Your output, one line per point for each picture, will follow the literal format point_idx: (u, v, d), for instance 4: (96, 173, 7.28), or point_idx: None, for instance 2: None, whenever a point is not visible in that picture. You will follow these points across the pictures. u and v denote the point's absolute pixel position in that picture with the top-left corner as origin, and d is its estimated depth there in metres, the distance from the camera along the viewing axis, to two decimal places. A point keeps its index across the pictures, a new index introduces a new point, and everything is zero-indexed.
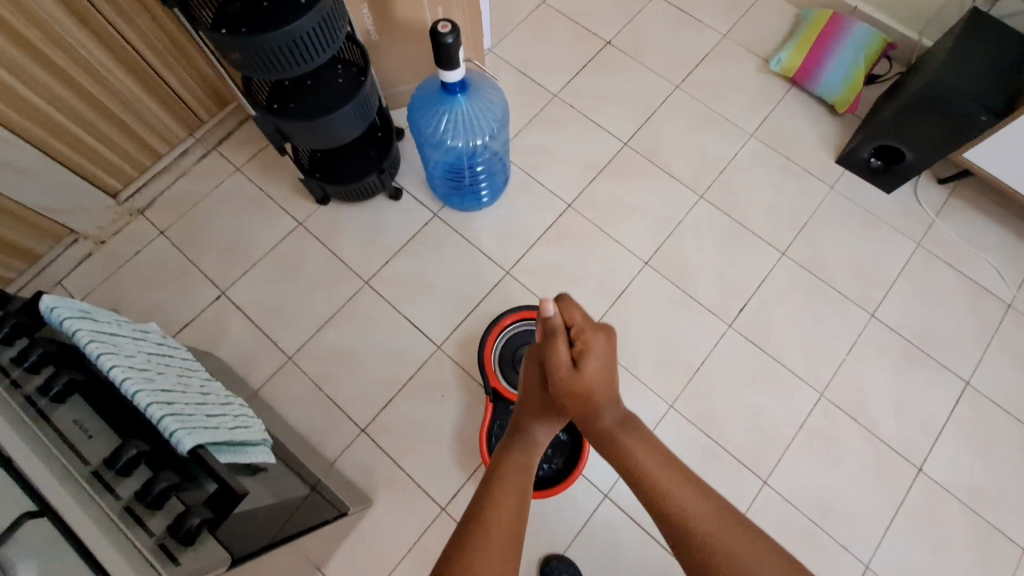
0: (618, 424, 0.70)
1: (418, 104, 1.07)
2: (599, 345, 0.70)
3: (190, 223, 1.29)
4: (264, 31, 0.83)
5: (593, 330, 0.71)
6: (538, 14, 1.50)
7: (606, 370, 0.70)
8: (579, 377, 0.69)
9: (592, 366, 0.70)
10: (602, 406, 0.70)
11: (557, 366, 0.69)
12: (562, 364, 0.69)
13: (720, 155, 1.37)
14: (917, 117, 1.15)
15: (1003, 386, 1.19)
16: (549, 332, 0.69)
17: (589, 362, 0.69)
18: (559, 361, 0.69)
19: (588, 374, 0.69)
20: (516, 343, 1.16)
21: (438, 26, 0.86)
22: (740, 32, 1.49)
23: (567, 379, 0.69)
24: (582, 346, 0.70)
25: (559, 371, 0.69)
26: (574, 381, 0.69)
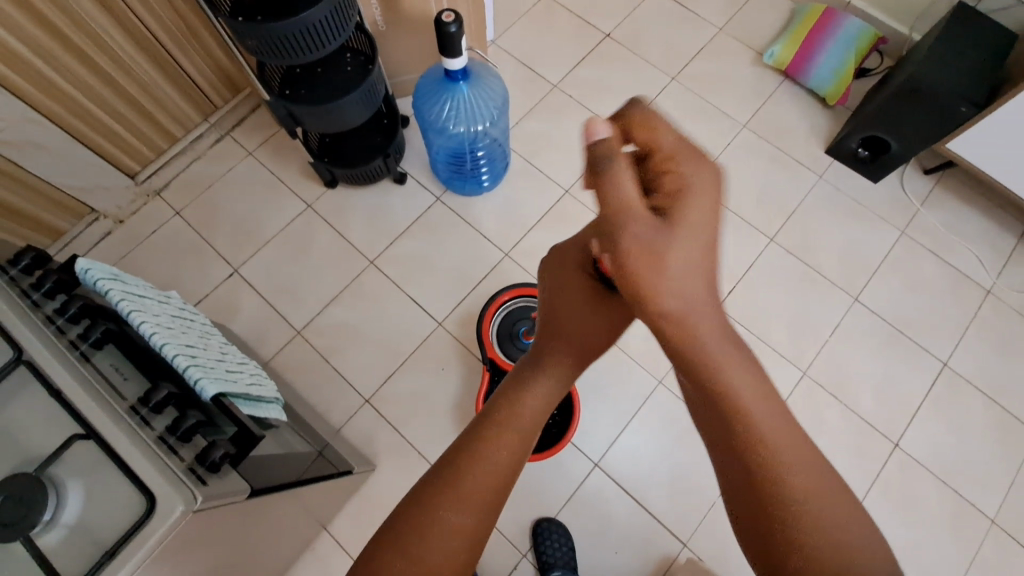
0: (724, 334, 0.48)
1: (422, 92, 1.13)
2: (699, 182, 0.50)
3: (205, 203, 1.36)
4: (278, 19, 0.89)
5: (687, 156, 0.51)
6: (541, 7, 1.56)
7: (701, 250, 0.49)
8: (661, 239, 0.48)
9: (683, 230, 0.49)
10: (687, 292, 0.48)
11: (629, 213, 0.49)
12: (637, 214, 0.49)
13: (713, 145, 1.42)
14: (901, 110, 1.20)
15: (980, 367, 1.24)
16: (606, 164, 0.51)
17: (682, 213, 0.49)
18: (631, 203, 0.49)
19: (672, 242, 0.48)
20: (512, 319, 1.22)
21: (442, 16, 0.91)
22: (736, 26, 1.54)
23: (646, 238, 0.49)
24: (669, 191, 0.51)
25: (635, 222, 0.49)
26: (656, 241, 0.48)
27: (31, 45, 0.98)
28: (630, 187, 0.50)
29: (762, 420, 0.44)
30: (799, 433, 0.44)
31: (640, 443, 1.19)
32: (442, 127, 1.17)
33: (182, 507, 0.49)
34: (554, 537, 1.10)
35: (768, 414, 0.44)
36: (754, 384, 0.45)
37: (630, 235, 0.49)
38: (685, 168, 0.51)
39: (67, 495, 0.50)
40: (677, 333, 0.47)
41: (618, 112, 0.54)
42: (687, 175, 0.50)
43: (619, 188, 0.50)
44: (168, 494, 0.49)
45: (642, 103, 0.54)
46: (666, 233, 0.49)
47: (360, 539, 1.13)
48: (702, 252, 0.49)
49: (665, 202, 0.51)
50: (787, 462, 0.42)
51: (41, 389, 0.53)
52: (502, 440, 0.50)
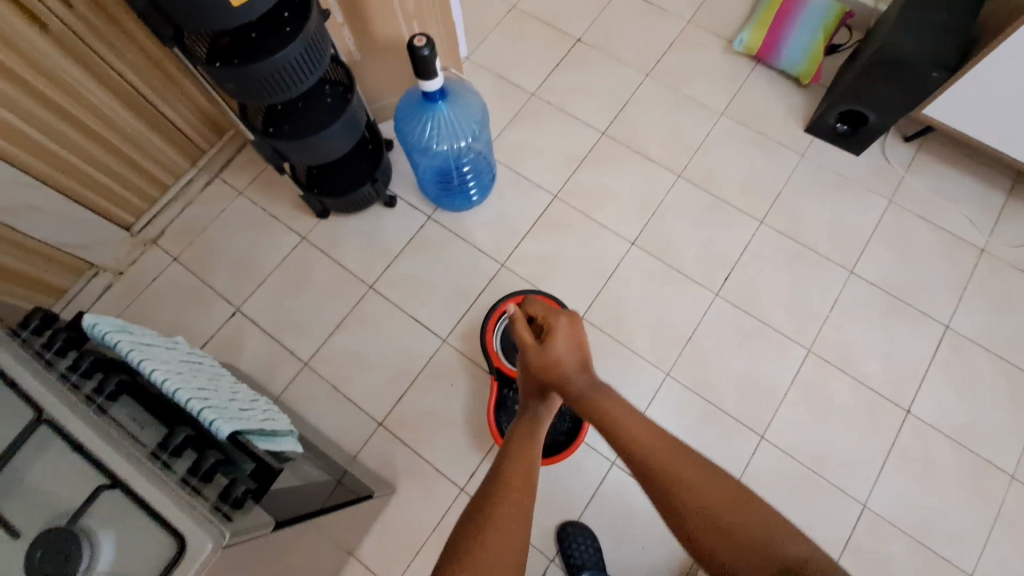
0: (590, 387, 0.79)
1: (403, 115, 1.15)
2: (562, 325, 0.82)
3: (201, 246, 1.38)
4: (256, 60, 0.91)
5: (552, 312, 0.84)
6: (510, 19, 1.58)
7: (572, 346, 0.81)
8: (547, 353, 0.80)
9: (558, 344, 0.81)
10: (572, 376, 0.80)
11: (528, 347, 0.82)
12: (531, 346, 0.82)
13: (694, 136, 1.44)
14: (874, 80, 1.22)
15: (982, 326, 1.25)
16: (515, 327, 0.84)
17: (554, 340, 0.81)
18: (527, 343, 0.82)
19: (556, 351, 0.80)
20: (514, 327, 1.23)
21: (414, 41, 0.94)
22: (703, 17, 1.57)
23: (537, 354, 0.81)
24: (547, 327, 0.83)
25: (530, 351, 0.82)
26: (544, 357, 0.80)
27: (18, 112, 1.00)
28: (524, 338, 0.83)
29: (654, 446, 0.70)
30: (683, 453, 0.69)
31: None
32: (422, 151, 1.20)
33: (211, 544, 0.50)
34: (580, 541, 1.10)
35: (660, 443, 0.70)
36: (644, 422, 0.74)
37: (533, 360, 0.81)
38: (556, 319, 0.83)
39: (98, 546, 0.51)
40: (582, 404, 0.78)
41: (522, 300, 0.89)
42: (556, 321, 0.83)
43: (518, 333, 0.83)
44: (196, 533, 0.50)
45: (531, 298, 0.88)
46: (548, 349, 0.81)
47: (387, 562, 1.14)
48: (573, 356, 0.81)
49: (547, 331, 0.83)
50: (675, 466, 0.67)
51: (62, 444, 0.55)
52: (506, 503, 0.65)
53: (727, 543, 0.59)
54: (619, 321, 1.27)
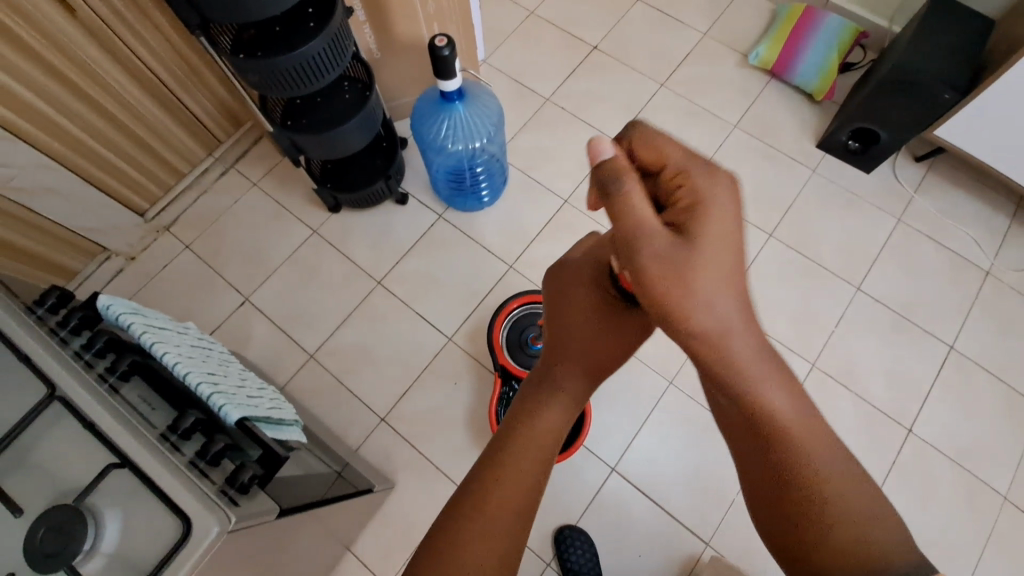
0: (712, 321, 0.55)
1: (418, 114, 1.16)
2: (713, 194, 0.50)
3: (213, 235, 1.39)
4: (278, 54, 0.92)
5: (696, 163, 0.52)
6: (528, 24, 1.60)
7: (722, 243, 0.50)
8: (684, 249, 0.49)
9: (705, 247, 0.49)
10: (717, 306, 0.50)
11: (641, 233, 0.49)
12: (653, 234, 0.50)
13: (706, 147, 1.45)
14: (887, 100, 1.23)
15: (987, 348, 1.25)
16: (612, 182, 0.50)
17: (700, 223, 0.50)
18: (641, 217, 0.50)
19: (692, 257, 0.49)
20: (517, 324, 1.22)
21: (435, 41, 0.95)
22: (719, 30, 1.58)
23: (664, 251, 0.49)
24: (685, 206, 0.51)
25: (652, 241, 0.49)
26: (675, 254, 0.49)
27: (42, 95, 1.02)
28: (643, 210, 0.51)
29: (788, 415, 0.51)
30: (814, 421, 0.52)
31: (656, 444, 1.19)
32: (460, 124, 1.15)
33: (217, 527, 0.50)
34: (576, 544, 1.11)
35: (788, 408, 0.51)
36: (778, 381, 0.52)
37: (652, 260, 0.49)
38: (693, 188, 0.51)
39: (104, 525, 0.52)
40: (706, 357, 0.51)
41: (617, 137, 0.55)
42: (696, 194, 0.51)
43: (634, 208, 0.50)
44: (203, 515, 0.51)
45: (643, 122, 0.54)
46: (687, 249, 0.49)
47: (383, 557, 1.14)
48: (719, 271, 0.49)
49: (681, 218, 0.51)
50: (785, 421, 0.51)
51: (75, 421, 0.55)
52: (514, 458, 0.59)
53: (835, 531, 0.49)
54: None
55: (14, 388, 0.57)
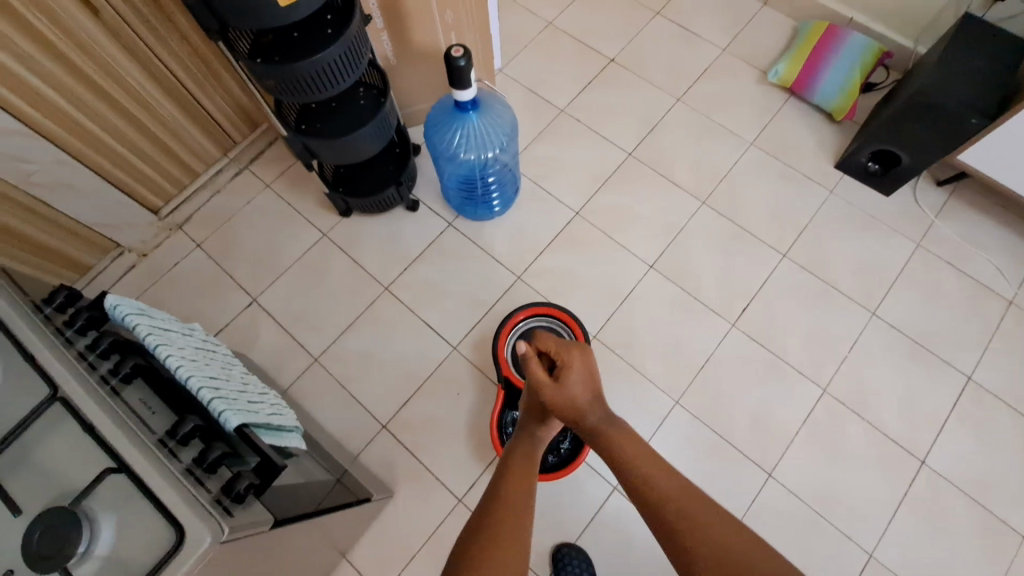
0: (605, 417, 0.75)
1: (432, 122, 1.16)
2: (576, 361, 0.78)
3: (224, 235, 1.40)
4: (295, 60, 0.93)
5: (567, 348, 0.78)
6: (545, 35, 1.60)
7: (587, 386, 0.77)
8: (565, 392, 0.75)
9: (574, 385, 0.76)
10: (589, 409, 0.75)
11: (542, 385, 0.76)
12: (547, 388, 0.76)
13: (721, 163, 1.43)
14: (910, 122, 1.20)
15: (1006, 381, 1.21)
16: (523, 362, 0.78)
17: (569, 377, 0.76)
18: (539, 380, 0.76)
19: (571, 389, 0.76)
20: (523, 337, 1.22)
21: (451, 51, 0.95)
22: (739, 46, 1.57)
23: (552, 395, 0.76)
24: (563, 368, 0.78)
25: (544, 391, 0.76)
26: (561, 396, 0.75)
27: (62, 92, 1.03)
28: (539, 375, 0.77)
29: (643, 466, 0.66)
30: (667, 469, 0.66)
31: None
32: (472, 138, 1.16)
33: (210, 538, 0.50)
34: (575, 563, 1.08)
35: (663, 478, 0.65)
36: (631, 446, 0.70)
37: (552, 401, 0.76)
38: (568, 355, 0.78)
39: (100, 529, 0.51)
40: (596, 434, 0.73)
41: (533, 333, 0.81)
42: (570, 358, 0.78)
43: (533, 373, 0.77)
44: (197, 525, 0.50)
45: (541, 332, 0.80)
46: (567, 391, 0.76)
47: (378, 567, 1.13)
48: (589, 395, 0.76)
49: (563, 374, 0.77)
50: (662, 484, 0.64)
51: (75, 423, 0.55)
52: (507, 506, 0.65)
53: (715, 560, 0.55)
54: (632, 345, 1.26)
55: (18, 387, 0.57)
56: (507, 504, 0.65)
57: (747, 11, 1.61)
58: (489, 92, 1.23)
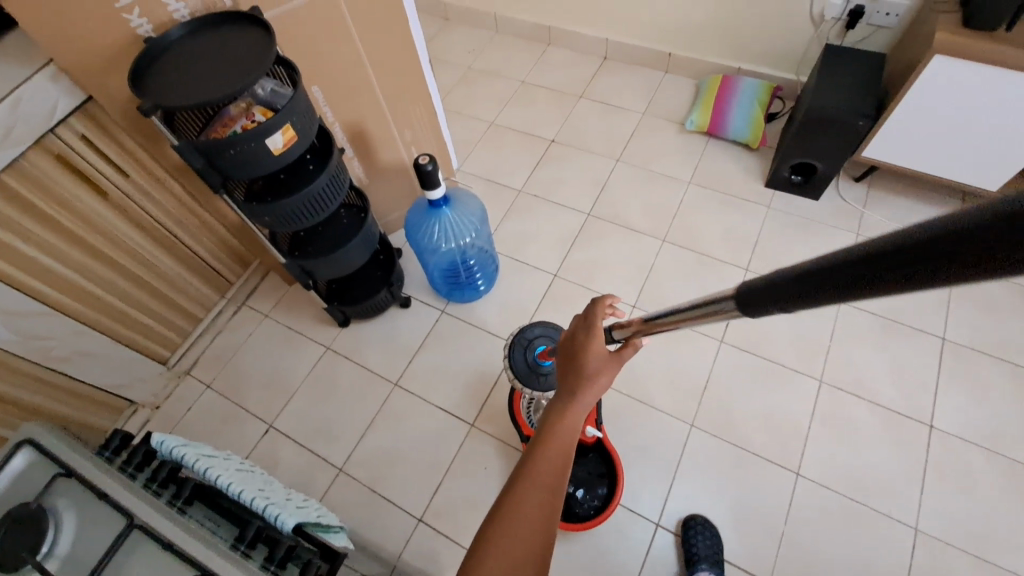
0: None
1: (412, 223, 1.29)
2: None
3: (232, 370, 1.46)
4: (287, 197, 1.06)
5: None
6: (490, 134, 1.86)
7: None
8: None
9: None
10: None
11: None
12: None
13: (669, 204, 1.61)
14: (812, 136, 1.41)
15: (977, 334, 1.31)
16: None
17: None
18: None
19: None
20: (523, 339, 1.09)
21: (418, 160, 1.11)
22: (655, 108, 1.82)
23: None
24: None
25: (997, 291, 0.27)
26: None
27: (74, 268, 1.13)
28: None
29: None
30: None
31: (694, 489, 1.21)
32: (450, 232, 1.31)
33: None
34: (702, 533, 1.12)
35: None
36: None
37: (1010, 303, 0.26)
38: None
39: None
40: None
41: None
42: None
43: None
44: None
45: None
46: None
47: None
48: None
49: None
50: None
51: (153, 548, 0.58)
52: (536, 477, 0.62)
53: None
54: (636, 380, 1.33)
55: (92, 525, 0.61)
56: (526, 478, 0.62)
57: (653, 81, 1.90)
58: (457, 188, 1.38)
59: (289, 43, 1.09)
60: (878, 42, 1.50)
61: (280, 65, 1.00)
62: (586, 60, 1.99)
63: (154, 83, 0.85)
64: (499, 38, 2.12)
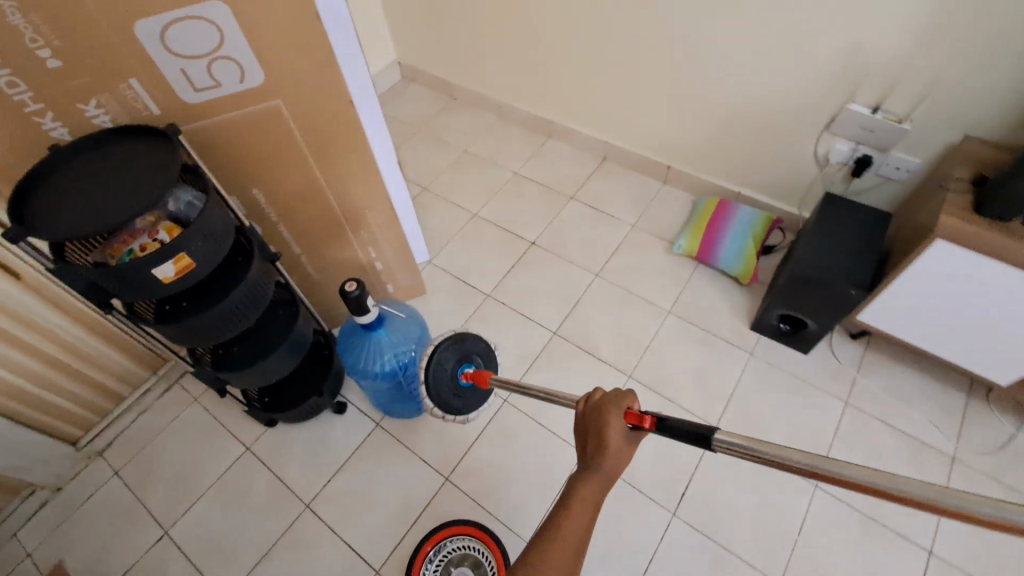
0: None
1: (344, 342, 1.19)
2: None
3: (146, 458, 1.36)
4: (196, 313, 0.98)
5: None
6: (471, 226, 1.77)
7: None
8: None
9: None
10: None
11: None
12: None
13: (643, 335, 1.48)
14: (801, 293, 1.27)
15: (964, 552, 1.15)
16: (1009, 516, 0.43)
17: None
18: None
19: None
20: (448, 349, 0.92)
21: (345, 285, 1.02)
22: (646, 221, 1.72)
23: None
24: None
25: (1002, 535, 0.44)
26: None
27: None
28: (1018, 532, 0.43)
29: None
30: None
31: None
32: (386, 351, 1.18)
33: None
34: None
35: None
36: None
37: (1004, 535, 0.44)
38: None
39: None
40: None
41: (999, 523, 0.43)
42: None
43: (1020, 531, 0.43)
44: None
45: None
46: None
47: None
48: None
49: None
50: None
51: None
52: (554, 556, 0.60)
53: None
54: None
55: None
56: (544, 555, 0.60)
57: (649, 191, 1.80)
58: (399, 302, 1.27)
59: (226, 148, 1.01)
60: (886, 192, 1.37)
61: (199, 177, 0.94)
62: (583, 158, 1.92)
63: (38, 199, 0.79)
64: (501, 123, 2.07)
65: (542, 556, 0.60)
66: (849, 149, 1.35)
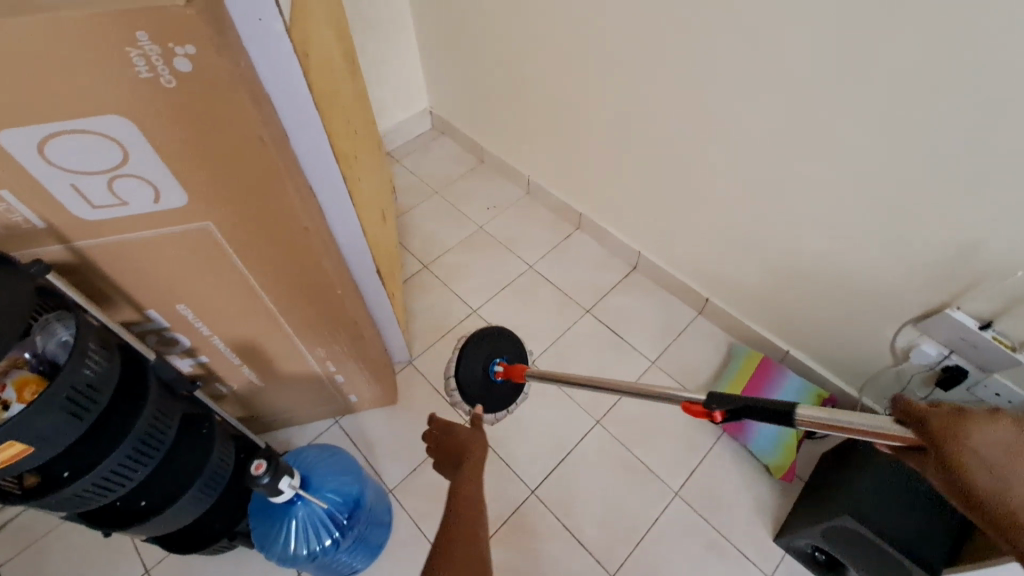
0: None
1: (257, 521, 0.95)
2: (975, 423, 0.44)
3: (33, 558, 1.17)
4: (67, 480, 0.76)
5: (953, 425, 0.45)
6: (467, 324, 1.54)
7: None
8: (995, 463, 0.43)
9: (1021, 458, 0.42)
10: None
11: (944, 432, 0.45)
12: (959, 417, 0.45)
13: (639, 518, 1.22)
14: (852, 543, 0.99)
15: None
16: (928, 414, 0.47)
17: (976, 435, 0.43)
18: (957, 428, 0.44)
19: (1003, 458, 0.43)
20: (473, 355, 0.97)
21: (252, 465, 0.79)
22: (669, 361, 1.46)
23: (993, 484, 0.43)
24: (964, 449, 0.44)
25: (942, 441, 0.45)
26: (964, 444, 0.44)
27: None
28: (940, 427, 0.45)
29: None
30: None
31: None
32: (315, 522, 0.96)
33: None
34: None
35: None
36: None
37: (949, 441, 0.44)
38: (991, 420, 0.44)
39: None
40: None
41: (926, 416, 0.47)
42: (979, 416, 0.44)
43: (961, 428, 0.44)
44: None
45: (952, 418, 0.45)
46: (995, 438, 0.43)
47: None
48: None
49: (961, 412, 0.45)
50: None
51: None
52: (452, 551, 0.70)
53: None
54: None
55: None
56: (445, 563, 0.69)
57: (679, 322, 1.53)
58: (320, 448, 1.06)
59: (140, 266, 0.80)
60: None
61: (65, 314, 0.73)
62: (611, 263, 1.66)
63: None
64: (527, 202, 1.83)
65: (436, 556, 0.70)
66: (937, 354, 1.06)
